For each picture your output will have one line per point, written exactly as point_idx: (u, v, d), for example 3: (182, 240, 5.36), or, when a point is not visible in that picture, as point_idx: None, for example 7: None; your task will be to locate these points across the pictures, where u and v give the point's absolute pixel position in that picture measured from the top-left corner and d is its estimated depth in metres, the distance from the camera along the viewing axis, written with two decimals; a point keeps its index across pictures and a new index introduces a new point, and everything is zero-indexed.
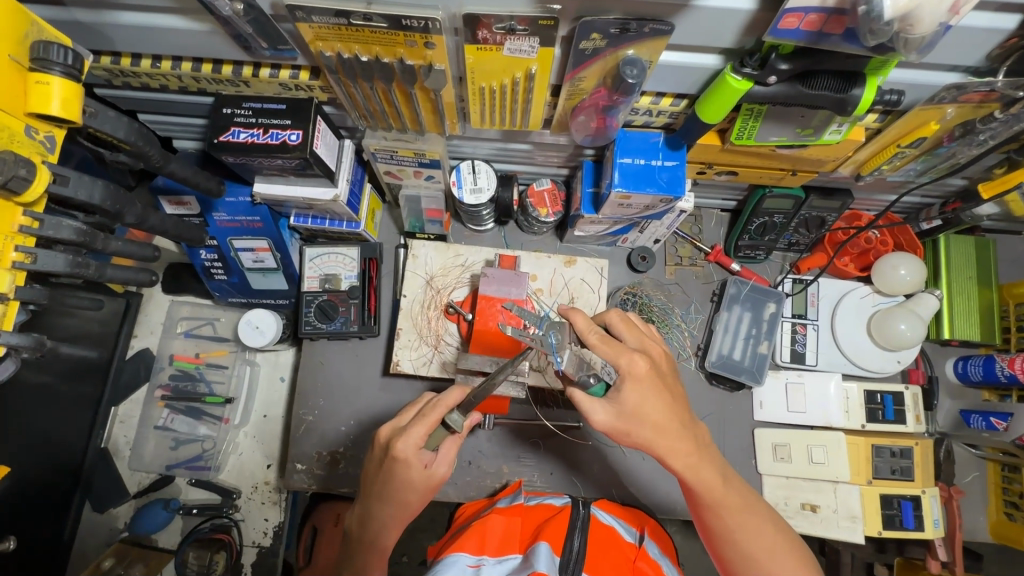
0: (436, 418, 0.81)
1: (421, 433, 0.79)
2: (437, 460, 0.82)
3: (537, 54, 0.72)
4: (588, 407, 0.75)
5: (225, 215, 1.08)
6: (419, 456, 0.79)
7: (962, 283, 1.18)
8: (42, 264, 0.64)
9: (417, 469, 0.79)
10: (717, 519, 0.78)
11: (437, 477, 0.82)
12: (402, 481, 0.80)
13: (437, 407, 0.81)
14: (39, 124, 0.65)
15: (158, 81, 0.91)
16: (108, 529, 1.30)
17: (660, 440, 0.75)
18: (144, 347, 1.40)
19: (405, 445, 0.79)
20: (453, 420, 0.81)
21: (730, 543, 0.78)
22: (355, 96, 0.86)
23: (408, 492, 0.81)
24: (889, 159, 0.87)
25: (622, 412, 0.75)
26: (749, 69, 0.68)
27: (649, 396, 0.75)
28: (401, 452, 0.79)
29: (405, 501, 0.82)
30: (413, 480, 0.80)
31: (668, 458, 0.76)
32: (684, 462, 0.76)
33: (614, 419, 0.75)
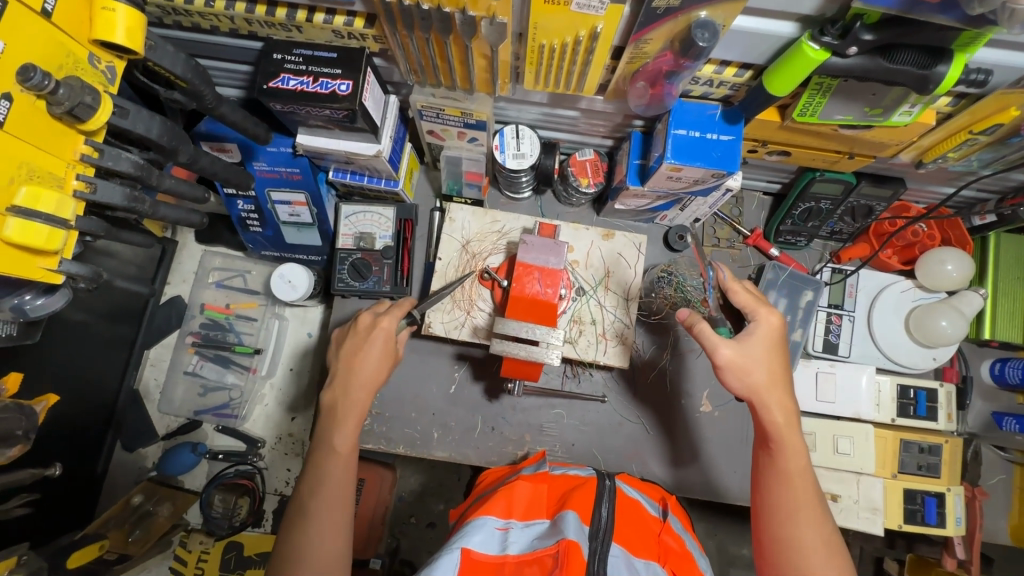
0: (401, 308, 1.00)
1: (395, 311, 0.99)
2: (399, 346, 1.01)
3: (606, 11, 0.70)
4: (716, 343, 0.84)
5: (265, 164, 1.07)
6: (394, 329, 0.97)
7: (1010, 283, 1.14)
8: (101, 196, 0.64)
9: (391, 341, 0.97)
10: (788, 491, 0.81)
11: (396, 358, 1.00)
12: (379, 349, 0.95)
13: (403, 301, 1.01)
14: (102, 54, 0.64)
15: (209, 22, 0.89)
16: (137, 468, 1.34)
17: (775, 396, 0.84)
18: (176, 294, 1.42)
19: (387, 318, 0.97)
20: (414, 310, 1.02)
21: (791, 517, 0.80)
22: (409, 47, 0.85)
23: (385, 362, 0.95)
24: (957, 145, 0.84)
25: (742, 353, 0.84)
26: (829, 38, 0.65)
27: (766, 348, 0.85)
28: (384, 325, 0.96)
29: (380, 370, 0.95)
30: (388, 348, 0.96)
31: (771, 411, 0.84)
32: (786, 424, 0.83)
33: (734, 358, 0.84)
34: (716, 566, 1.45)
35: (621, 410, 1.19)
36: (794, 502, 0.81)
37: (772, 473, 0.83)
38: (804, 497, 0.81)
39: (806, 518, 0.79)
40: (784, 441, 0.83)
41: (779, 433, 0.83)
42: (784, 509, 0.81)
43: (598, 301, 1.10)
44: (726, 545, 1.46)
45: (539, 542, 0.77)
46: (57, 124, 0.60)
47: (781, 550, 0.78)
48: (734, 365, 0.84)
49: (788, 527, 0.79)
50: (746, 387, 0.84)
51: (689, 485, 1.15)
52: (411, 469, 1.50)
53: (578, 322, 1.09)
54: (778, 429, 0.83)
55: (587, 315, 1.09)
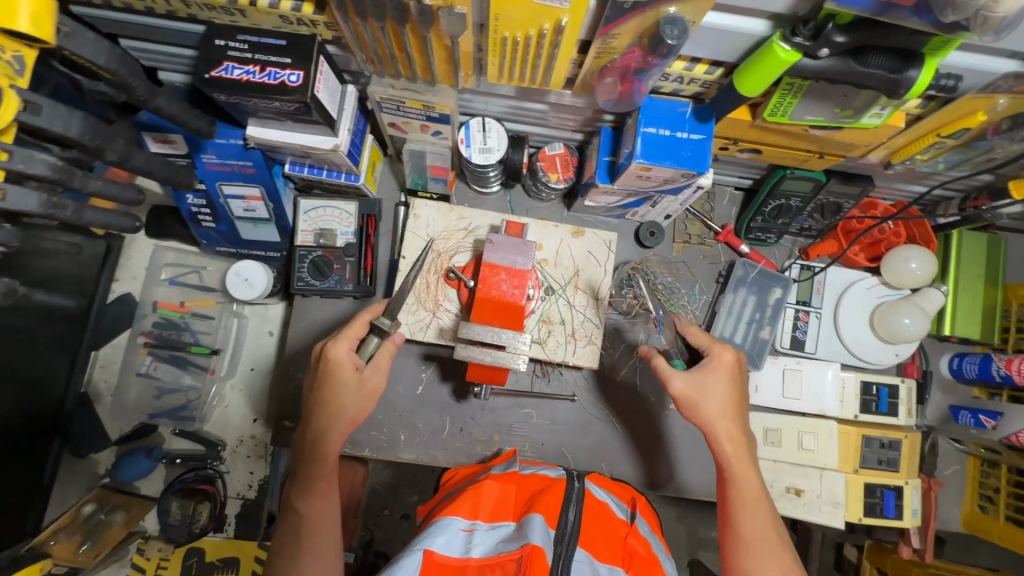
0: (360, 330, 0.90)
1: (349, 339, 0.88)
2: (371, 368, 0.89)
3: (569, 4, 0.66)
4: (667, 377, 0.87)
5: (214, 157, 1.00)
6: (350, 358, 0.87)
7: (970, 281, 1.16)
8: (13, 202, 0.58)
9: (349, 370, 0.86)
10: (745, 519, 0.83)
11: (373, 383, 0.89)
12: (335, 384, 0.86)
13: (364, 316, 0.91)
14: (6, 42, 0.57)
15: (142, 3, 0.81)
16: (89, 475, 1.28)
17: (727, 428, 0.86)
18: (125, 292, 1.34)
19: (334, 349, 0.87)
20: (381, 322, 0.89)
21: (749, 545, 0.82)
22: (364, 36, 0.79)
23: (343, 396, 0.87)
24: (926, 148, 0.83)
25: (696, 387, 0.86)
26: (800, 39, 0.62)
27: (720, 380, 0.87)
28: (334, 356, 0.87)
29: (342, 404, 0.87)
30: (345, 380, 0.86)
31: (722, 440, 0.86)
32: (737, 455, 0.86)
33: (687, 392, 0.86)
34: (683, 551, 1.48)
35: (591, 409, 1.18)
36: (751, 531, 0.82)
37: (729, 503, 0.85)
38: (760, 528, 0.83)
39: (763, 546, 0.81)
40: (735, 471, 0.85)
41: (729, 463, 0.86)
42: (742, 538, 0.83)
43: (568, 300, 1.07)
44: (694, 531, 1.49)
45: (503, 546, 0.76)
46: None
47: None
48: (687, 399, 0.86)
49: (747, 556, 0.81)
50: (701, 420, 0.86)
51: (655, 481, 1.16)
52: (381, 462, 1.48)
53: (547, 322, 1.06)
54: (728, 458, 0.86)
55: (556, 316, 1.06)
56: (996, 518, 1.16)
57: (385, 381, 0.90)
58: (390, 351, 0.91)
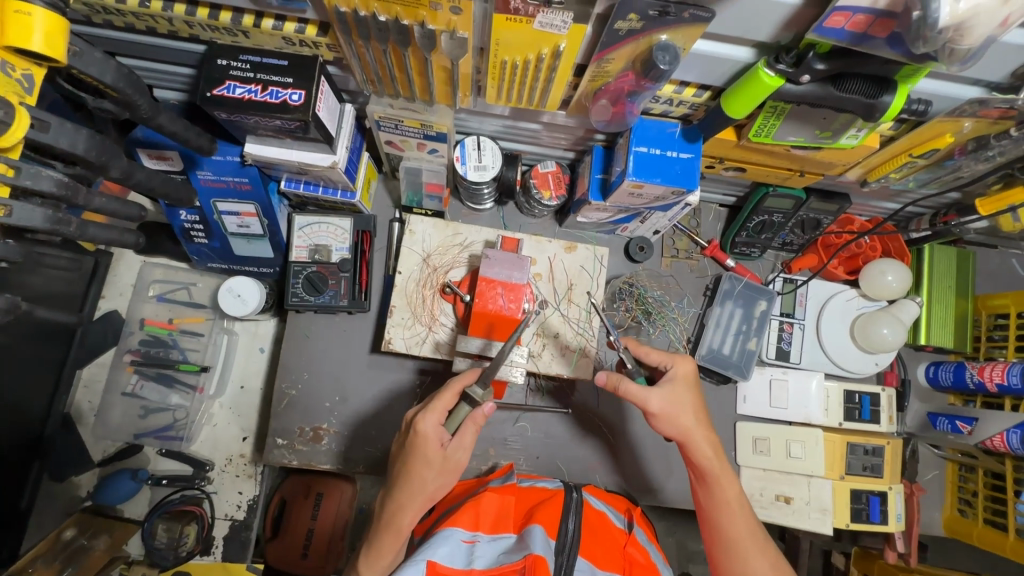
0: (452, 400, 0.84)
1: (438, 413, 0.82)
2: (456, 445, 0.82)
3: (568, 30, 0.68)
4: (643, 395, 0.85)
5: (210, 174, 1.01)
6: (438, 433, 0.81)
7: (941, 292, 1.22)
8: (18, 219, 0.57)
9: (434, 448, 0.81)
10: (729, 518, 0.86)
11: (453, 461, 0.82)
12: (420, 459, 0.81)
13: (454, 385, 0.85)
14: (15, 60, 0.57)
15: (145, 22, 0.82)
16: (70, 497, 1.24)
17: (701, 435, 0.87)
18: (111, 309, 1.32)
19: (425, 423, 0.81)
20: (472, 391, 0.81)
21: (733, 545, 0.84)
22: (366, 58, 0.81)
23: (425, 472, 0.81)
24: (898, 167, 0.88)
25: (670, 401, 0.86)
26: (783, 65, 0.66)
27: (689, 390, 0.88)
28: (424, 431, 0.81)
29: (424, 481, 0.82)
30: (427, 456, 0.81)
31: (702, 446, 0.87)
32: (712, 457, 0.87)
33: (663, 406, 0.86)
34: (674, 561, 1.48)
35: (586, 422, 1.19)
36: (736, 529, 0.85)
37: (710, 506, 0.87)
38: (744, 530, 0.85)
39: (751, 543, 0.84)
40: (717, 477, 0.86)
41: (711, 469, 0.86)
42: (732, 539, 0.85)
43: (563, 313, 1.09)
44: (685, 543, 1.49)
45: (506, 557, 0.76)
46: None
47: None
48: (667, 409, 0.86)
49: (736, 563, 0.84)
50: (677, 433, 0.86)
51: (646, 491, 1.18)
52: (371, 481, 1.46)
53: (542, 335, 1.08)
54: (708, 464, 0.86)
55: (551, 329, 1.08)
56: (974, 522, 1.19)
57: (469, 458, 0.84)
58: (477, 424, 0.83)
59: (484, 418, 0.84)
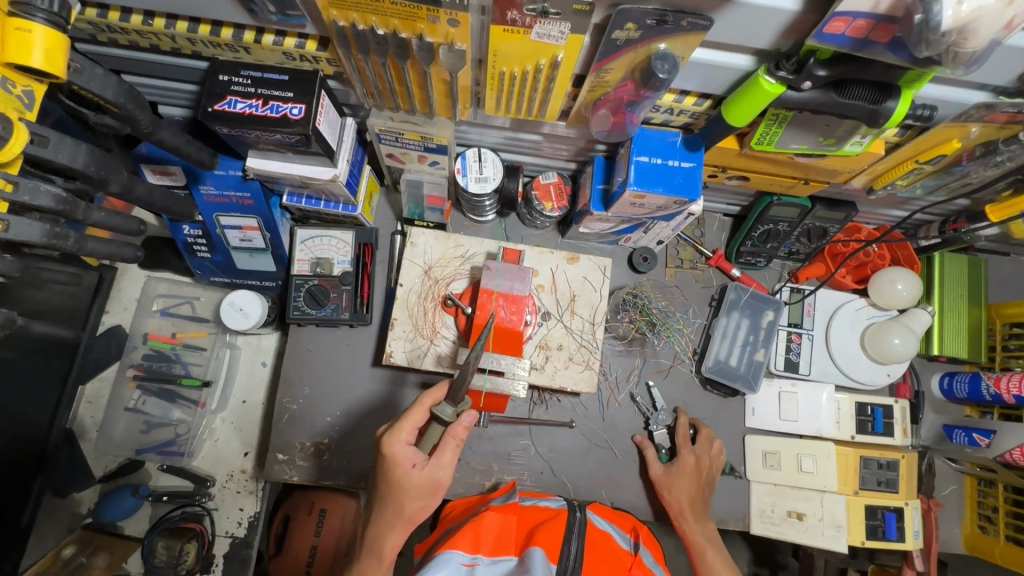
0: (422, 418, 0.83)
1: (405, 433, 0.82)
2: (434, 463, 0.81)
3: (566, 41, 0.68)
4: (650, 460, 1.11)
5: (213, 188, 1.01)
6: (407, 455, 0.81)
7: (954, 301, 1.19)
8: (15, 233, 0.57)
9: (405, 469, 0.80)
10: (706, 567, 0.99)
11: (431, 479, 0.81)
12: (395, 482, 0.80)
13: (424, 402, 0.84)
14: (16, 76, 0.58)
15: (148, 40, 0.84)
16: (71, 515, 1.24)
17: (686, 512, 1.05)
18: (115, 324, 1.32)
19: (393, 445, 0.81)
20: (442, 411, 0.81)
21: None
22: (366, 72, 0.82)
23: (401, 493, 0.80)
24: (904, 174, 0.87)
25: (669, 474, 1.08)
26: (785, 72, 0.65)
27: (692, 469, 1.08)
28: (393, 453, 0.81)
29: (401, 504, 0.81)
30: (399, 477, 0.80)
31: (692, 524, 1.04)
32: (701, 532, 1.04)
33: (663, 475, 1.09)
34: None
35: (590, 436, 1.17)
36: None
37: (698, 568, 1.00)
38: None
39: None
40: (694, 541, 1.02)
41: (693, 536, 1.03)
42: None
43: (565, 325, 1.07)
44: None
45: None
46: None
47: None
48: (665, 478, 1.08)
49: None
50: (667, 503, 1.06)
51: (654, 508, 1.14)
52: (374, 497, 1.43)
53: (545, 348, 1.06)
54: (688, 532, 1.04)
55: (554, 341, 1.06)
56: (996, 539, 1.15)
57: (450, 476, 0.82)
58: (457, 440, 0.82)
59: (463, 434, 0.82)
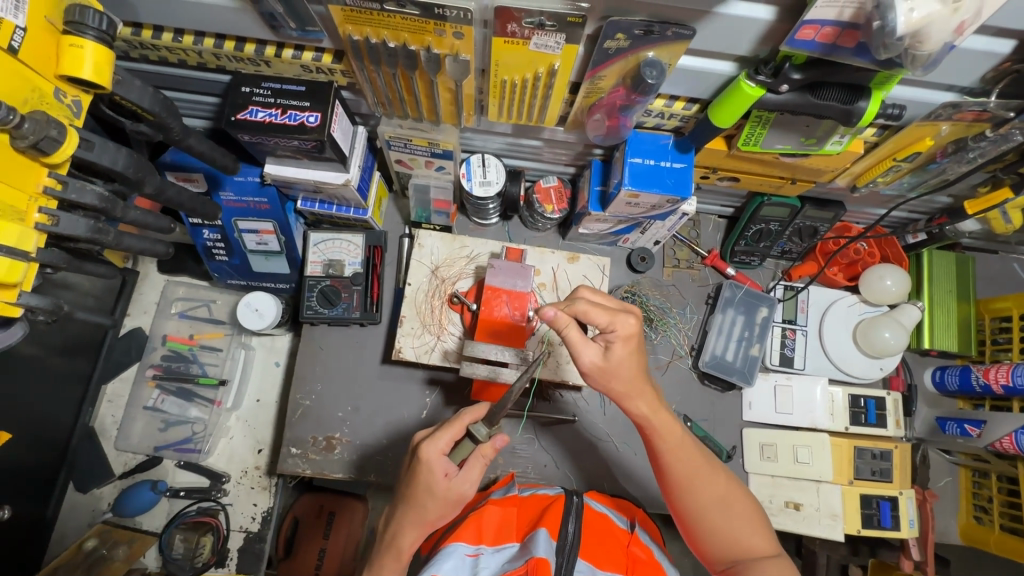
0: (459, 430, 0.86)
1: (442, 443, 0.84)
2: (461, 477, 0.83)
3: (561, 51, 0.74)
4: (579, 349, 0.79)
5: (232, 194, 1.08)
6: (440, 462, 0.83)
7: (943, 296, 1.23)
8: (63, 228, 0.64)
9: (438, 476, 0.82)
10: (678, 474, 0.84)
11: (457, 491, 0.83)
12: (424, 485, 0.82)
13: (463, 417, 0.87)
14: (67, 88, 0.64)
15: (177, 56, 0.91)
16: (90, 510, 1.28)
17: (637, 403, 0.83)
18: (136, 326, 1.38)
19: (429, 451, 0.83)
20: (477, 430, 0.83)
21: (699, 516, 0.84)
22: (377, 82, 0.88)
23: (427, 499, 0.82)
24: (884, 172, 0.92)
25: (605, 362, 0.80)
26: (763, 77, 0.71)
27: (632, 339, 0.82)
28: (428, 458, 0.83)
29: (426, 509, 0.83)
30: (430, 483, 0.82)
31: (636, 403, 0.83)
32: (649, 409, 0.84)
33: (598, 363, 0.80)
34: None
35: (591, 430, 1.21)
36: (681, 470, 0.84)
37: (654, 453, 0.86)
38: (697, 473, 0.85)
39: (740, 512, 0.84)
40: (654, 427, 0.84)
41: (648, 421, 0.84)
42: (681, 484, 0.85)
43: None
44: None
45: (509, 565, 0.79)
46: (19, 156, 0.58)
47: (705, 529, 0.84)
48: (599, 371, 0.80)
49: (686, 497, 0.84)
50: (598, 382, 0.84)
51: (652, 500, 1.18)
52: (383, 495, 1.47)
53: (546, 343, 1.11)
54: (646, 419, 0.84)
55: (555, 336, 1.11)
56: (990, 528, 1.18)
57: (474, 492, 0.84)
58: (485, 459, 0.84)
59: (491, 455, 0.85)
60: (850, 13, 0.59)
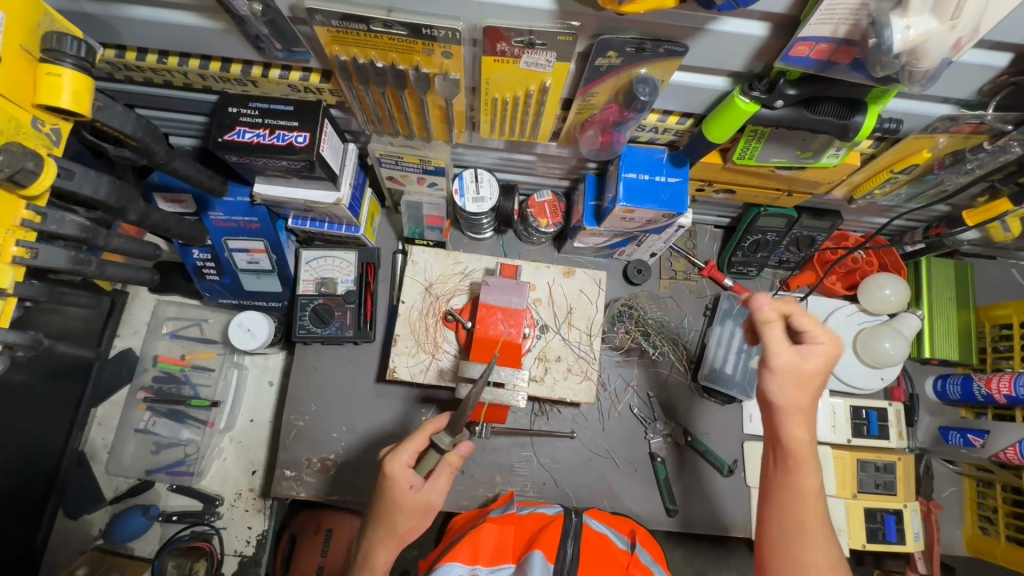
0: (422, 443, 0.85)
1: (407, 455, 0.83)
2: (429, 487, 0.82)
3: (552, 69, 0.73)
4: (779, 344, 0.73)
5: (222, 214, 1.06)
6: (406, 476, 0.82)
7: (943, 303, 1.22)
8: (43, 260, 0.62)
9: (404, 490, 0.81)
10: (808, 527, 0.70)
11: (427, 502, 0.82)
12: (392, 502, 0.81)
13: (426, 428, 0.86)
14: (46, 116, 0.62)
15: (162, 77, 0.89)
16: (81, 536, 1.25)
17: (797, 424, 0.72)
18: (126, 347, 1.36)
19: (394, 465, 0.82)
20: (439, 440, 0.82)
21: None
22: (366, 100, 0.87)
23: (396, 514, 0.81)
24: (881, 183, 0.91)
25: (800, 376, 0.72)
26: (757, 92, 0.70)
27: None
28: (393, 474, 0.82)
29: (394, 522, 0.81)
30: (397, 499, 0.81)
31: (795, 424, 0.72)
32: (807, 451, 0.72)
33: (789, 363, 0.72)
34: None
35: (591, 445, 1.19)
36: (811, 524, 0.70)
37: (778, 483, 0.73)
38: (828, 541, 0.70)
39: None
40: (802, 462, 0.71)
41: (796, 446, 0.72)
42: (801, 542, 0.70)
43: (563, 337, 1.11)
44: None
45: None
46: None
47: None
48: (791, 373, 0.72)
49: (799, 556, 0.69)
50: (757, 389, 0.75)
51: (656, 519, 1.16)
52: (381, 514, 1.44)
53: (544, 360, 1.09)
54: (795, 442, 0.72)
55: (552, 353, 1.10)
56: (996, 539, 1.16)
57: (443, 502, 0.83)
58: (452, 467, 0.84)
59: (460, 461, 0.84)
60: (845, 30, 0.58)
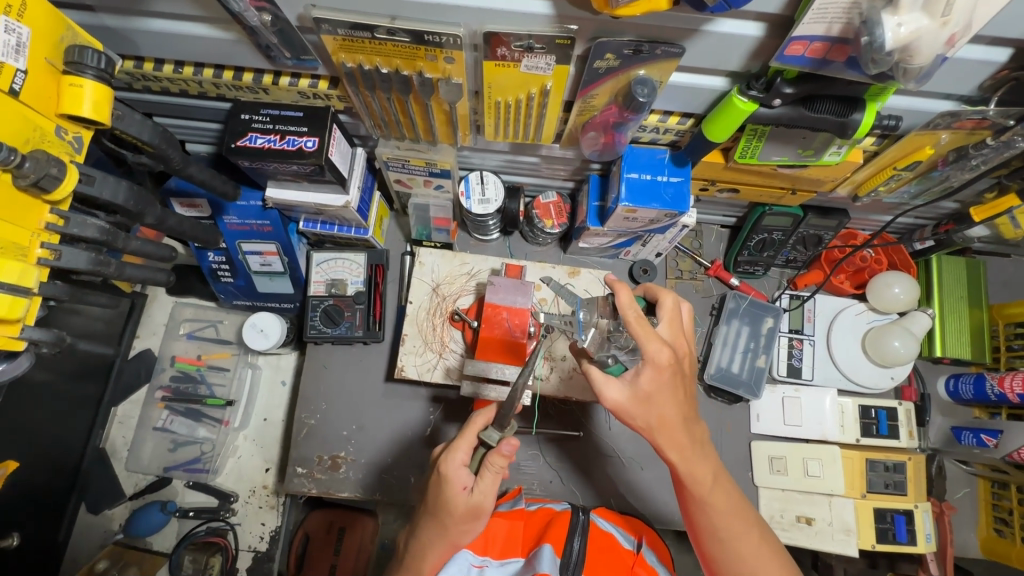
0: (473, 438, 0.82)
1: (462, 456, 0.80)
2: (480, 489, 0.80)
3: (552, 71, 0.75)
4: (604, 385, 0.76)
5: (235, 218, 1.10)
6: (460, 478, 0.79)
7: (954, 300, 1.21)
8: (65, 261, 0.65)
9: (457, 491, 0.79)
10: (707, 503, 0.79)
11: (478, 504, 0.80)
12: (444, 502, 0.79)
13: (476, 422, 0.84)
14: (69, 125, 0.66)
15: (178, 86, 0.93)
16: (102, 531, 1.29)
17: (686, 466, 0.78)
18: (145, 348, 1.40)
19: (449, 467, 0.79)
20: (489, 435, 0.81)
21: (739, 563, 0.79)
22: (372, 106, 0.89)
23: (447, 515, 0.80)
24: (885, 180, 0.91)
25: (637, 394, 0.75)
26: (755, 92, 0.71)
27: (660, 382, 0.74)
28: (447, 475, 0.79)
29: (445, 525, 0.80)
30: (451, 501, 0.79)
31: (666, 449, 0.77)
32: (681, 456, 0.78)
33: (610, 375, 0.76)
34: None
35: (598, 444, 1.20)
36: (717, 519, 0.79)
37: (692, 502, 0.80)
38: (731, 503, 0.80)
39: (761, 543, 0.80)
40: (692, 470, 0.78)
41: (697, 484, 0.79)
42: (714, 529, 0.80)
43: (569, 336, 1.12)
44: None
45: None
46: (22, 195, 0.60)
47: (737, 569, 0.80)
48: (630, 398, 0.75)
49: (701, 515, 0.80)
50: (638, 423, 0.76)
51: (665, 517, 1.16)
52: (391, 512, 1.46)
53: (550, 358, 1.10)
54: (683, 474, 0.78)
55: (559, 352, 1.11)
56: (1012, 542, 1.14)
57: (492, 503, 0.81)
58: (501, 470, 0.80)
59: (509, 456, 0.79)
60: (838, 28, 0.58)
